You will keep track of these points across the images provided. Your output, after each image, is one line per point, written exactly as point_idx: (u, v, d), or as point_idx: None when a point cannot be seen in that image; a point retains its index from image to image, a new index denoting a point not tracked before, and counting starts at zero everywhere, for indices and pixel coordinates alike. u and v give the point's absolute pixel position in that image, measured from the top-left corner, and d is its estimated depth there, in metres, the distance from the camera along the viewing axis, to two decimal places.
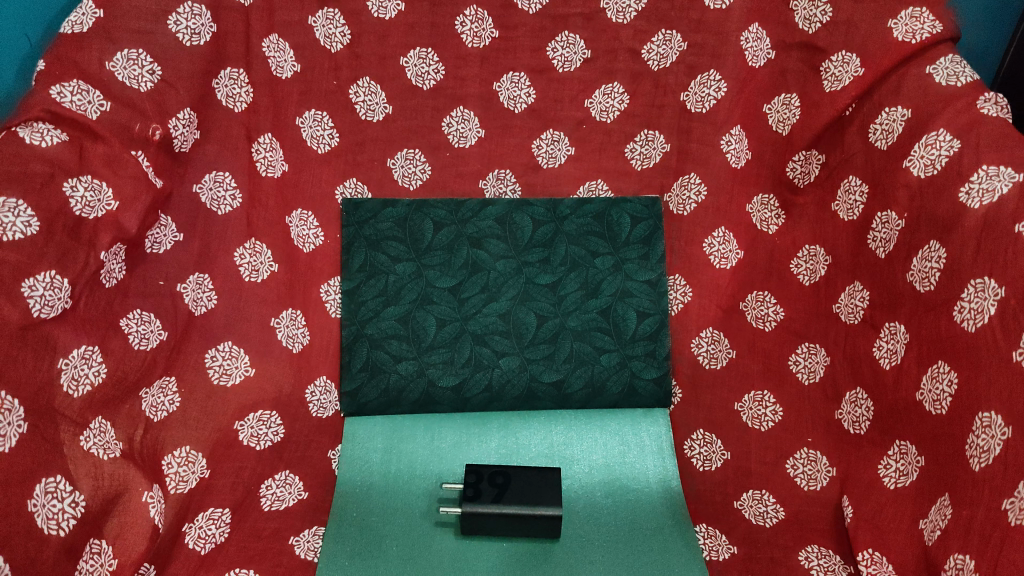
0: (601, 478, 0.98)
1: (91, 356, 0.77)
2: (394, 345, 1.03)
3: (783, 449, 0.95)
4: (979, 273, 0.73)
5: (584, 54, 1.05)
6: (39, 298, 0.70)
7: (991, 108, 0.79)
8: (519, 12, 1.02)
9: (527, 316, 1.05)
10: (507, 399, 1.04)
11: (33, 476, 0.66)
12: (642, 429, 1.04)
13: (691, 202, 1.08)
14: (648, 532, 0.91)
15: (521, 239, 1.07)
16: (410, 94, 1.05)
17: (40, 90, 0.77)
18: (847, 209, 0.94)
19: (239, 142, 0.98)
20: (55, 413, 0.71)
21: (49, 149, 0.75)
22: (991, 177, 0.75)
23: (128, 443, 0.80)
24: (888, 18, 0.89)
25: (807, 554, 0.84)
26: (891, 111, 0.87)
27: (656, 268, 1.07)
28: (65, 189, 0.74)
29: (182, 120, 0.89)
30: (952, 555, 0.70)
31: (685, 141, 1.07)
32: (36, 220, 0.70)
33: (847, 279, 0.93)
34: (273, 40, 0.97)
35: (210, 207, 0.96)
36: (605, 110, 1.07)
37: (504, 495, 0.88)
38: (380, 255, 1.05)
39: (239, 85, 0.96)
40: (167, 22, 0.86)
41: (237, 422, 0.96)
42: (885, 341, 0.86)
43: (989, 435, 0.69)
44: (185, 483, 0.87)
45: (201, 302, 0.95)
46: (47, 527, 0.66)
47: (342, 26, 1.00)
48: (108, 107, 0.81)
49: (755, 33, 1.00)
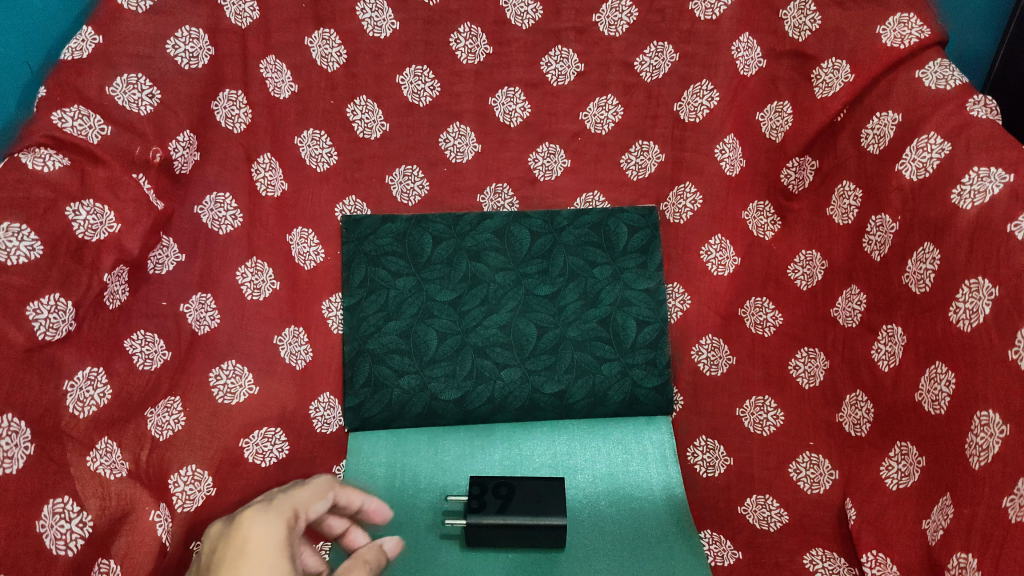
0: (604, 487, 0.99)
1: (96, 378, 0.77)
2: (396, 360, 1.04)
3: (785, 454, 0.96)
4: (974, 273, 0.74)
5: (577, 67, 1.07)
6: (44, 320, 0.71)
7: (981, 110, 0.80)
8: (512, 28, 1.05)
9: (527, 328, 1.06)
10: (510, 411, 1.05)
11: (42, 497, 0.67)
12: (644, 437, 1.05)
13: (687, 210, 1.09)
14: (654, 539, 0.93)
15: (519, 251, 1.08)
16: (407, 112, 1.08)
17: (42, 116, 0.78)
18: (841, 214, 0.95)
19: (239, 162, 0.97)
20: (61, 434, 0.72)
21: (52, 174, 0.76)
22: (981, 178, 0.75)
23: (135, 464, 0.80)
24: (877, 24, 0.90)
25: (812, 558, 0.86)
26: (882, 116, 0.89)
27: (654, 277, 1.08)
28: (68, 213, 0.75)
29: (183, 142, 0.89)
30: (956, 555, 0.71)
31: (679, 150, 1.09)
32: (39, 244, 0.72)
33: (844, 283, 0.94)
34: (270, 61, 0.99)
35: (211, 227, 0.95)
36: (599, 122, 1.10)
37: (508, 505, 0.88)
38: (381, 270, 1.06)
39: (238, 106, 0.97)
40: (166, 46, 0.87)
41: (242, 439, 0.94)
42: (883, 344, 0.87)
43: (987, 434, 0.70)
44: (192, 501, 0.86)
45: (204, 321, 0.93)
46: (55, 547, 0.67)
47: (338, 46, 1.03)
48: (109, 131, 0.81)
49: (746, 42, 1.02)
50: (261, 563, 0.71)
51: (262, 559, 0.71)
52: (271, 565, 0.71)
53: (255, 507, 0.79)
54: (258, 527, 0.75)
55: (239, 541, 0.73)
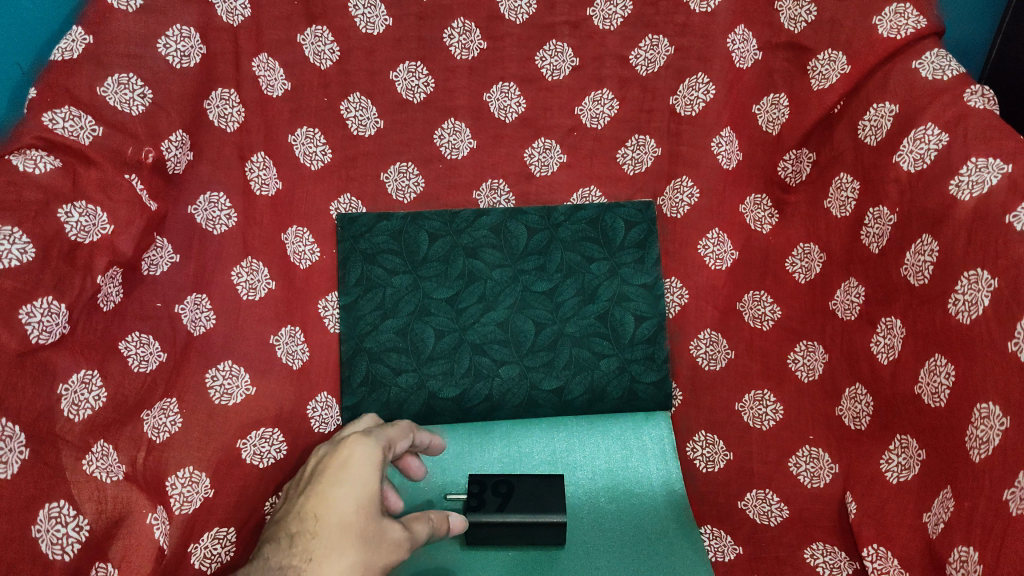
0: (604, 483, 0.98)
1: (91, 380, 0.76)
2: (393, 358, 1.04)
3: (785, 448, 0.95)
4: (972, 264, 0.73)
5: (572, 62, 1.07)
6: (37, 324, 0.70)
7: (978, 100, 0.80)
8: (506, 22, 1.05)
9: (525, 324, 1.05)
10: (508, 408, 1.05)
11: (37, 502, 0.67)
12: (643, 432, 1.03)
13: (683, 205, 1.09)
14: (654, 535, 0.92)
15: (516, 247, 1.08)
16: (401, 108, 1.07)
17: (34, 118, 0.78)
18: (839, 206, 0.94)
19: (233, 161, 0.97)
20: (56, 438, 0.71)
21: (43, 176, 0.75)
22: (979, 168, 0.75)
23: (132, 467, 0.79)
24: (875, 14, 0.89)
25: (813, 552, 0.86)
26: (878, 107, 0.88)
27: (651, 272, 1.08)
28: (60, 216, 0.75)
29: (175, 142, 0.88)
30: (956, 548, 0.71)
31: (675, 143, 1.08)
32: (31, 247, 0.71)
33: (843, 275, 0.93)
34: (263, 60, 0.99)
35: (206, 226, 0.94)
36: (595, 117, 1.09)
37: (507, 504, 0.88)
38: (376, 268, 1.06)
39: (231, 105, 0.96)
40: (156, 45, 0.86)
41: (240, 440, 0.92)
42: (882, 336, 0.86)
43: (987, 426, 0.69)
44: (190, 503, 0.85)
45: (200, 322, 0.92)
46: (53, 552, 0.66)
47: (331, 44, 1.03)
48: (101, 132, 0.81)
49: (742, 35, 1.01)
50: (358, 485, 0.72)
51: (358, 478, 0.73)
52: (364, 486, 0.72)
53: (362, 431, 0.79)
54: (359, 451, 0.75)
55: (341, 458, 0.75)
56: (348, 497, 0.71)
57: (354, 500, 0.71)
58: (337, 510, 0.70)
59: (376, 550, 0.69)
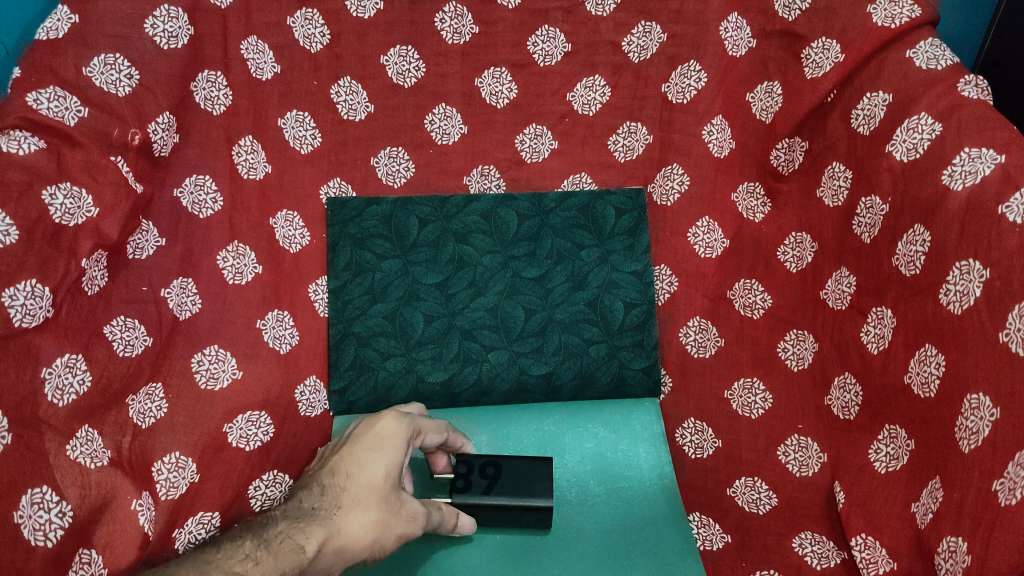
0: (593, 467, 0.98)
1: (75, 365, 0.76)
2: (382, 343, 1.03)
3: (774, 437, 0.95)
4: (964, 255, 0.73)
5: (565, 48, 1.06)
6: (20, 307, 0.69)
7: (972, 90, 0.79)
8: (499, 8, 1.03)
9: (515, 310, 1.05)
10: (497, 394, 1.04)
11: (19, 488, 0.66)
12: (633, 418, 1.04)
13: (674, 192, 1.08)
14: (643, 520, 0.93)
15: (506, 234, 1.07)
16: (392, 93, 1.06)
17: (17, 97, 0.76)
18: (831, 195, 0.94)
19: (220, 144, 0.96)
20: (40, 423, 0.70)
21: (27, 157, 0.73)
22: (972, 158, 0.75)
23: (117, 452, 0.79)
24: (867, 4, 0.88)
25: (801, 541, 0.86)
26: (872, 96, 0.87)
27: (642, 259, 1.07)
28: (44, 197, 0.73)
29: (162, 124, 0.87)
30: (945, 538, 0.70)
31: (667, 131, 1.08)
32: (15, 229, 0.70)
33: (834, 265, 0.93)
34: (251, 42, 0.97)
35: (192, 210, 0.93)
36: (587, 104, 1.08)
37: (495, 486, 0.88)
38: (366, 253, 1.05)
39: (218, 87, 0.95)
40: (144, 25, 0.85)
41: (226, 424, 0.91)
42: (873, 326, 0.86)
43: (977, 417, 0.69)
44: (176, 488, 0.84)
45: (186, 306, 0.91)
46: (34, 538, 0.66)
47: (321, 26, 1.01)
48: (86, 113, 0.79)
49: (735, 23, 1.00)
50: (386, 455, 0.74)
51: (392, 445, 0.75)
52: (394, 460, 0.74)
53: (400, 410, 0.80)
54: (394, 424, 0.77)
55: (377, 428, 0.76)
56: (377, 464, 0.73)
57: (383, 468, 0.73)
58: (369, 471, 0.72)
59: (395, 515, 0.72)
